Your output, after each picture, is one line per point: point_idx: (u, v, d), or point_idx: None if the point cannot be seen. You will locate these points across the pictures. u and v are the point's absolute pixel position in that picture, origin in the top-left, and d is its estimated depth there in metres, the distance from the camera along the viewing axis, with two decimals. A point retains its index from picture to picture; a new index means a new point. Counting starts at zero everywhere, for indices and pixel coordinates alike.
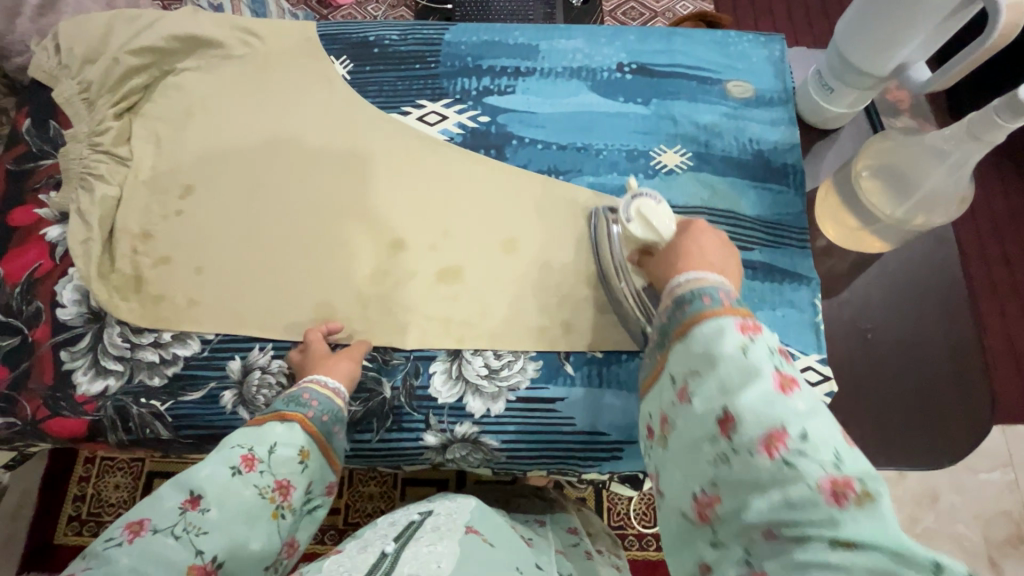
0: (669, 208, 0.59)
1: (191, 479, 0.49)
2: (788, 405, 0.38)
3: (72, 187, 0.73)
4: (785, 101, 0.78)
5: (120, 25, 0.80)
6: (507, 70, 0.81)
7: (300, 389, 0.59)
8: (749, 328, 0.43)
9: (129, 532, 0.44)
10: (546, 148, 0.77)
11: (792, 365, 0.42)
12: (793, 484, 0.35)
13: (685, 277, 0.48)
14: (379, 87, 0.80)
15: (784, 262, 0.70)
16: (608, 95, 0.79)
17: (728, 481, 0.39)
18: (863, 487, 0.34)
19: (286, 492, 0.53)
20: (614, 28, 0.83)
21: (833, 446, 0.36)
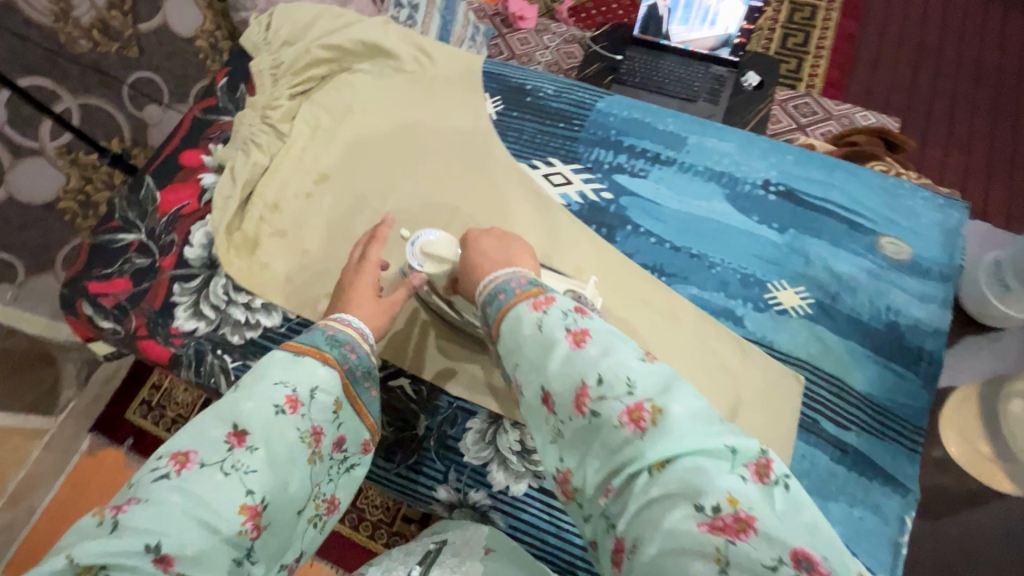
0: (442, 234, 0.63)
1: (235, 411, 0.49)
2: (585, 356, 0.43)
3: (235, 146, 0.82)
4: (945, 278, 0.68)
5: (323, 19, 0.89)
6: (646, 153, 0.79)
7: (336, 332, 0.57)
8: (541, 303, 0.47)
9: (175, 463, 0.45)
10: (658, 244, 0.74)
11: (587, 318, 0.46)
12: (608, 431, 0.40)
13: (485, 280, 0.52)
14: (518, 135, 0.82)
15: (883, 458, 0.61)
16: (742, 209, 0.74)
17: (571, 448, 0.42)
18: (653, 405, 0.39)
19: (319, 438, 0.52)
20: (772, 142, 0.78)
21: (624, 375, 0.41)
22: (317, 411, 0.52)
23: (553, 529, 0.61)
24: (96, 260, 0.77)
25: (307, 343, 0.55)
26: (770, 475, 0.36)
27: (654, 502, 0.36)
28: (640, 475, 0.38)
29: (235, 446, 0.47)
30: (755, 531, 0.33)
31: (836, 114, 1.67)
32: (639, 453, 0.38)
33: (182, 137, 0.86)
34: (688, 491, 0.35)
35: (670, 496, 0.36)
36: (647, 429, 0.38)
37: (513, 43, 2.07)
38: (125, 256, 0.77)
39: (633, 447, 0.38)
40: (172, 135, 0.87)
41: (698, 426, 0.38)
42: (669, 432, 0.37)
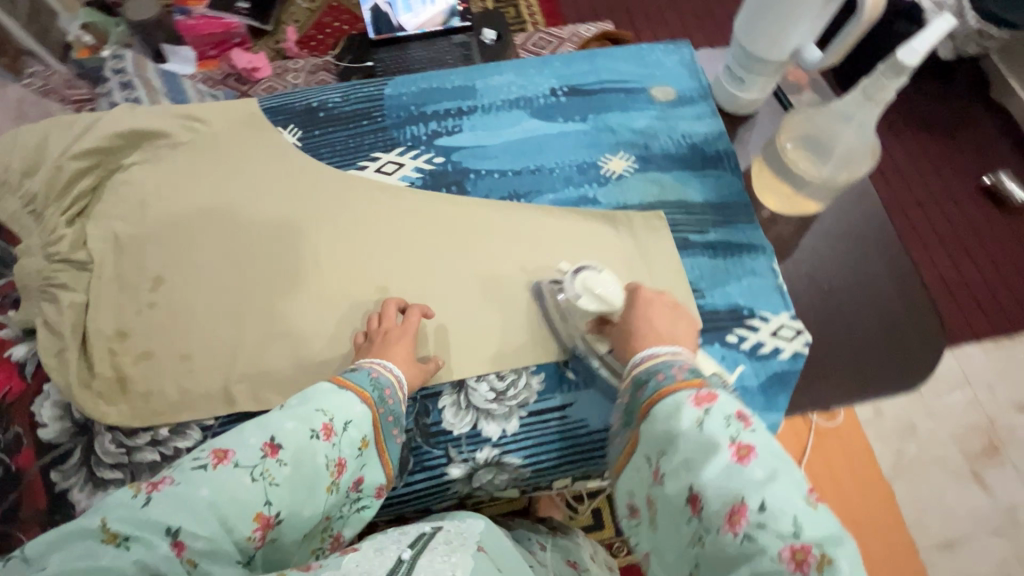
0: (610, 275, 0.64)
1: (276, 425, 0.53)
2: (747, 475, 0.45)
3: (33, 300, 0.70)
4: (704, 97, 0.86)
5: (56, 132, 0.79)
6: (450, 112, 0.85)
7: (379, 373, 0.62)
8: (703, 399, 0.50)
9: (213, 457, 0.50)
10: (503, 176, 0.81)
11: (749, 430, 0.48)
12: (761, 559, 0.42)
13: (641, 356, 0.58)
14: (333, 149, 0.83)
15: (738, 236, 0.77)
16: (548, 118, 0.85)
17: (707, 558, 0.45)
18: (819, 552, 0.41)
19: (342, 470, 0.56)
20: (540, 58, 0.90)
21: (791, 514, 0.43)
22: (347, 443, 0.56)
23: (559, 436, 0.67)
24: None
25: (354, 380, 0.59)
26: None
27: None
28: None
29: (266, 456, 0.51)
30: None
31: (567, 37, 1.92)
32: None
33: None
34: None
35: None
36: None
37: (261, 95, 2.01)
38: None
39: None
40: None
41: None
42: None
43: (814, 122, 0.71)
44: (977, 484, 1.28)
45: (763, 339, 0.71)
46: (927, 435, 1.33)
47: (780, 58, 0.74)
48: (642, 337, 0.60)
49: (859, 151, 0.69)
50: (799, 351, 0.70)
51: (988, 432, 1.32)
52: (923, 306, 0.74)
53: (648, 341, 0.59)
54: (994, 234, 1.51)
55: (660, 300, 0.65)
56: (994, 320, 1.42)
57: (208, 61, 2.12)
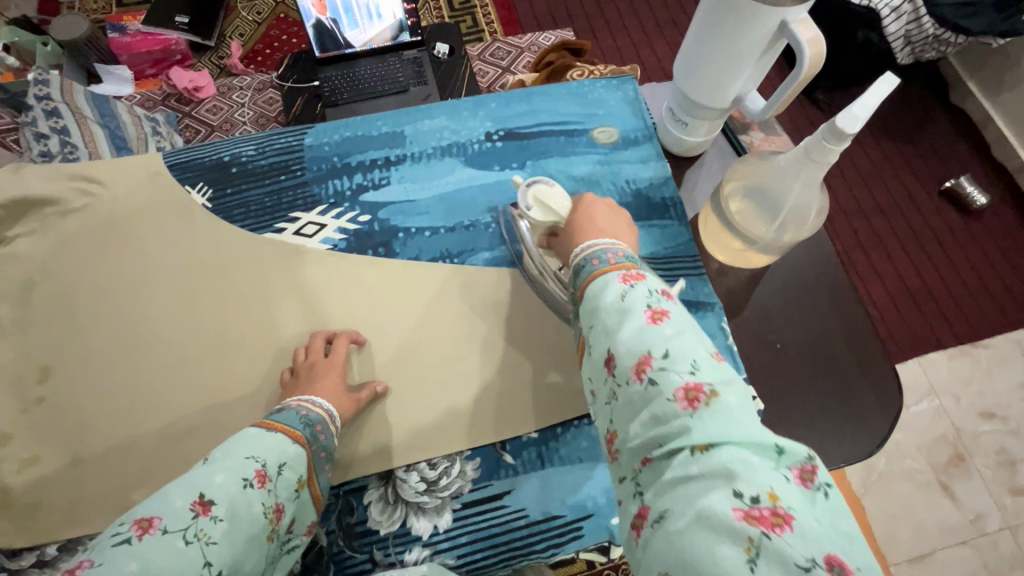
0: (562, 190, 0.64)
1: (205, 482, 0.47)
2: (657, 332, 0.43)
3: None
4: (649, 138, 0.81)
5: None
6: (377, 162, 0.79)
7: (309, 411, 0.59)
8: (631, 277, 0.47)
9: (137, 529, 0.43)
10: (435, 234, 0.75)
11: (671, 302, 0.46)
12: (662, 401, 0.39)
13: (580, 248, 0.53)
14: (246, 209, 0.75)
15: (686, 294, 0.72)
16: (483, 166, 0.79)
17: (618, 414, 0.42)
18: (710, 388, 0.39)
19: (281, 516, 0.51)
20: (475, 99, 0.84)
21: (690, 358, 0.41)
22: (283, 488, 0.52)
23: (496, 531, 0.61)
24: None
25: (282, 421, 0.56)
26: (814, 482, 0.35)
27: (692, 479, 0.36)
28: (680, 453, 0.37)
29: (200, 514, 0.45)
30: (791, 528, 0.32)
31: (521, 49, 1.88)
32: (686, 429, 0.38)
33: None
34: (726, 474, 0.35)
35: (707, 477, 0.35)
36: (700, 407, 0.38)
37: (205, 117, 1.94)
38: None
39: (681, 423, 0.38)
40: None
41: (750, 421, 0.38)
42: (725, 416, 0.37)
43: (761, 176, 0.66)
44: (945, 496, 1.27)
45: None
46: (894, 447, 1.32)
47: (722, 104, 0.69)
48: (582, 234, 0.56)
49: (807, 209, 0.64)
50: None
51: (955, 443, 1.31)
52: (878, 362, 0.71)
53: (588, 235, 0.55)
54: (956, 239, 1.50)
55: (604, 200, 0.61)
56: (956, 330, 1.41)
57: (146, 80, 2.01)
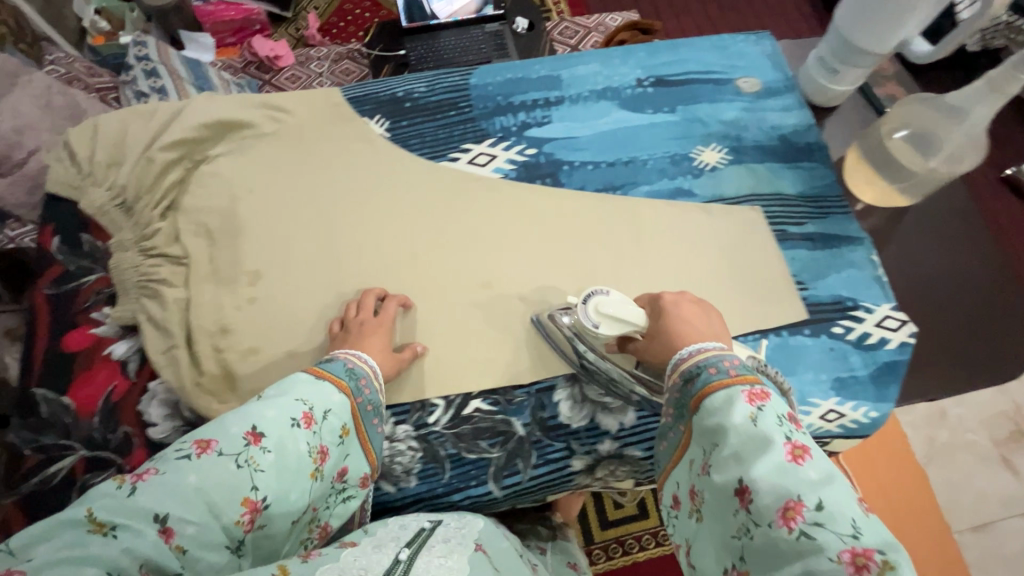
0: (622, 295, 0.62)
1: (257, 416, 0.50)
2: (800, 474, 0.40)
3: (132, 298, 0.69)
4: (791, 88, 0.86)
5: (137, 123, 0.78)
6: (538, 102, 0.84)
7: (354, 364, 0.60)
8: (758, 397, 0.45)
9: (198, 447, 0.46)
10: (597, 167, 0.80)
11: (803, 432, 0.44)
12: (818, 558, 0.37)
13: (688, 350, 0.52)
14: (421, 139, 0.81)
15: (836, 229, 0.77)
16: (637, 109, 0.84)
17: (752, 551, 0.41)
18: (882, 558, 0.36)
19: (325, 458, 0.53)
20: (624, 48, 0.89)
21: (850, 518, 0.38)
22: (328, 431, 0.54)
23: None
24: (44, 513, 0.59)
25: (329, 370, 0.57)
26: None
27: None
28: None
29: (251, 444, 0.48)
30: None
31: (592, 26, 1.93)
32: None
33: (48, 327, 0.68)
34: None
35: None
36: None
37: (285, 84, 1.98)
38: (79, 484, 0.61)
39: None
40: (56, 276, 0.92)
41: None
42: None
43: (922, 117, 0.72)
44: None
45: (869, 330, 0.71)
46: None
47: (883, 50, 0.74)
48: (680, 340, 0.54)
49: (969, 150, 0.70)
50: (905, 342, 0.71)
51: None
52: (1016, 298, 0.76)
53: (692, 338, 0.53)
54: None
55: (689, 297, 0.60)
56: None
57: (227, 49, 2.08)
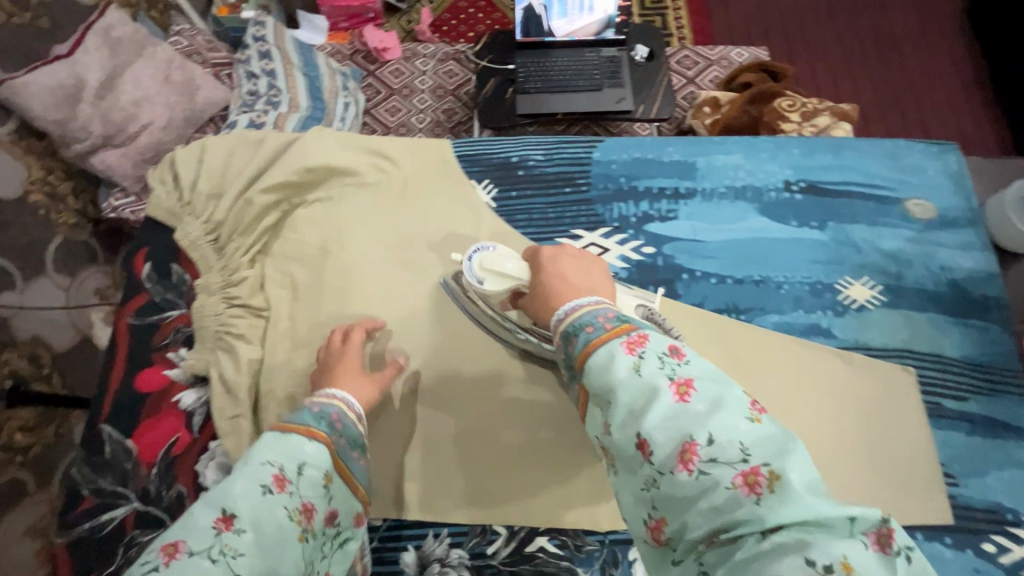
0: (503, 251, 0.68)
1: (224, 497, 0.51)
2: (686, 412, 0.50)
3: (212, 347, 0.68)
4: (971, 221, 0.73)
5: (242, 150, 0.76)
6: (665, 192, 0.74)
7: (322, 406, 0.60)
8: (634, 346, 0.54)
9: (166, 555, 0.48)
10: (721, 283, 0.70)
11: (678, 365, 0.53)
12: (721, 491, 0.47)
13: (570, 309, 0.59)
14: (528, 216, 0.73)
15: (1003, 413, 0.65)
16: (779, 219, 0.73)
17: (665, 500, 0.49)
18: (767, 470, 0.47)
19: (311, 514, 0.54)
20: (776, 140, 0.77)
21: (733, 445, 0.48)
22: (305, 487, 0.54)
23: None
24: (91, 565, 0.60)
25: (302, 424, 0.57)
26: (891, 545, 0.43)
27: (767, 555, 0.44)
28: (749, 537, 0.45)
29: (223, 530, 0.49)
30: None
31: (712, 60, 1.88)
32: (755, 518, 0.45)
33: (125, 361, 0.69)
34: (800, 547, 0.43)
35: (780, 552, 0.43)
36: (762, 493, 0.46)
37: (388, 79, 1.96)
38: (125, 539, 0.61)
39: (748, 509, 0.45)
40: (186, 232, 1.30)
41: (811, 495, 0.45)
42: (783, 497, 0.45)
43: None
44: None
45: None
46: None
47: None
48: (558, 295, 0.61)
49: None
50: None
51: None
52: None
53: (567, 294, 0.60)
54: None
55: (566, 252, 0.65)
56: None
57: (337, 33, 2.08)
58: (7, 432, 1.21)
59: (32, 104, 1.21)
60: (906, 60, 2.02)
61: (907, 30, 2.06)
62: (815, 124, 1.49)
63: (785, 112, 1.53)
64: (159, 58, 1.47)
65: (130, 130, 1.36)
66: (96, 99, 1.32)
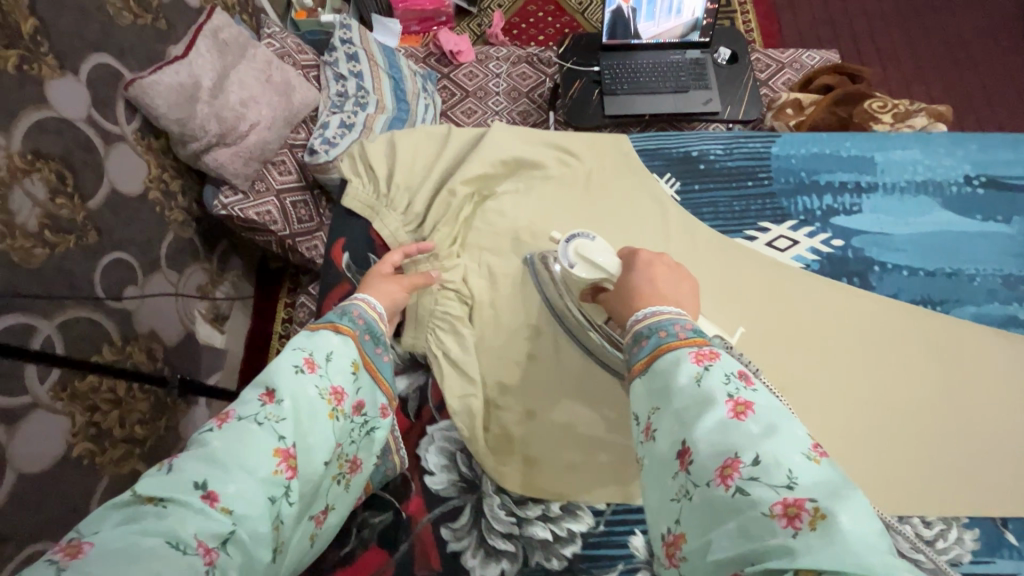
0: (595, 245, 0.86)
1: (269, 380, 0.67)
2: (738, 429, 0.58)
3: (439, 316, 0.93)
4: None
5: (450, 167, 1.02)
6: (848, 186, 0.98)
7: (353, 308, 0.78)
8: (703, 357, 0.64)
9: (218, 421, 0.63)
10: (909, 273, 0.92)
11: (744, 388, 0.61)
12: (757, 512, 0.53)
13: (647, 315, 0.71)
14: (717, 206, 0.98)
15: None
16: (959, 211, 0.96)
17: (692, 510, 0.58)
18: (812, 506, 0.51)
19: (340, 396, 0.70)
20: (948, 144, 1.01)
21: (782, 471, 0.54)
22: (329, 371, 0.70)
23: None
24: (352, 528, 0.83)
25: (321, 323, 0.74)
26: None
27: None
28: (783, 571, 0.49)
29: (267, 403, 0.64)
30: None
31: (786, 62, 1.92)
32: (789, 550, 0.50)
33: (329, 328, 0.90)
34: None
35: None
36: (800, 527, 0.51)
37: (461, 80, 1.98)
38: (359, 517, 0.83)
39: (781, 539, 0.51)
40: (309, 234, 1.56)
41: (860, 538, 0.49)
42: (820, 532, 0.49)
43: None
44: None
45: None
46: None
47: None
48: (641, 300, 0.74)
49: None
50: None
51: None
52: None
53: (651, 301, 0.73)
54: None
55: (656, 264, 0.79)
56: None
57: (411, 36, 2.13)
58: (129, 427, 1.22)
59: (158, 103, 1.24)
60: (978, 61, 2.02)
61: (977, 32, 2.07)
62: (908, 125, 1.52)
63: (877, 114, 1.55)
64: (260, 59, 1.51)
65: (240, 129, 1.39)
66: (210, 98, 1.35)
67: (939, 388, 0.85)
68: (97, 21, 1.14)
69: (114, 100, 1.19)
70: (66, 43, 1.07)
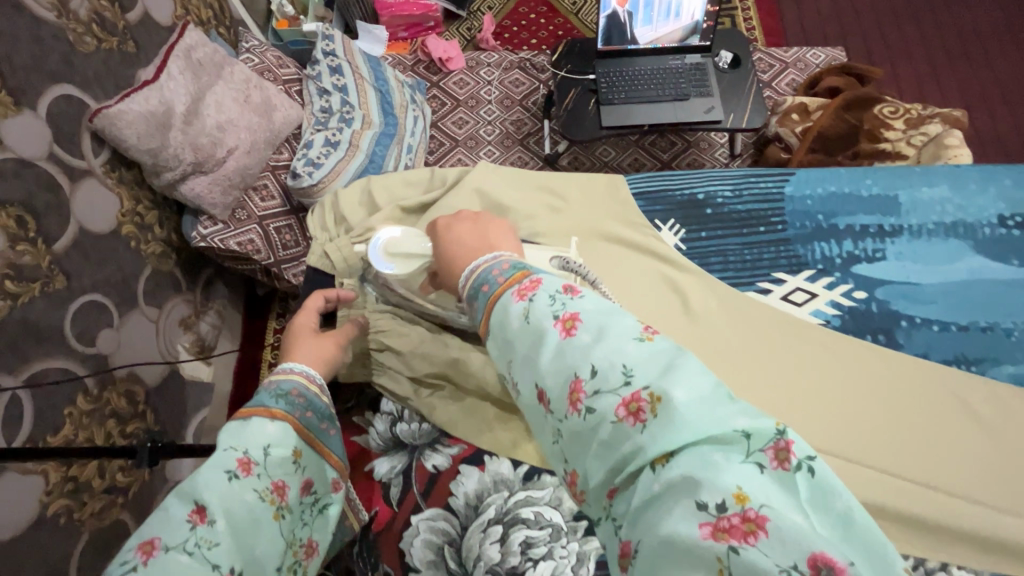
0: (403, 236, 0.87)
1: (197, 495, 0.62)
2: (574, 346, 0.54)
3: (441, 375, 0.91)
4: None
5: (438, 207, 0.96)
6: (869, 230, 0.96)
7: (285, 385, 0.74)
8: (526, 292, 0.59)
9: (141, 554, 0.58)
10: (939, 324, 0.89)
11: (572, 304, 0.57)
12: (611, 422, 0.50)
13: (474, 271, 0.66)
14: (729, 254, 0.97)
15: None
16: (987, 254, 0.94)
17: (570, 452, 0.54)
18: (649, 393, 0.49)
19: (282, 491, 0.67)
20: (977, 183, 0.99)
21: (616, 371, 0.51)
22: (266, 468, 0.67)
23: None
24: None
25: (256, 408, 0.70)
26: (792, 462, 0.44)
27: (659, 495, 0.45)
28: (646, 473, 0.47)
29: (198, 524, 0.61)
30: (763, 532, 0.41)
31: (790, 61, 1.83)
32: (643, 448, 0.47)
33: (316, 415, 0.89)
34: (687, 482, 0.44)
35: (672, 489, 0.45)
36: (645, 420, 0.48)
37: (452, 89, 1.89)
38: None
39: (635, 440, 0.48)
40: (294, 259, 1.48)
41: (700, 404, 0.47)
42: (663, 417, 0.47)
43: None
44: None
45: None
46: None
47: None
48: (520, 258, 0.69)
49: None
50: None
51: None
52: None
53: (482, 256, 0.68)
54: None
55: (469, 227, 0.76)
56: None
57: (398, 43, 2.04)
58: (110, 477, 1.15)
59: (126, 133, 1.16)
60: (992, 55, 1.94)
61: (990, 25, 1.98)
62: (924, 132, 1.45)
63: (888, 120, 1.50)
64: (238, 78, 1.43)
65: (218, 155, 1.32)
66: (184, 124, 1.27)
67: (917, 402, 0.83)
68: (56, 50, 1.07)
69: (79, 134, 1.12)
70: (22, 77, 0.99)
